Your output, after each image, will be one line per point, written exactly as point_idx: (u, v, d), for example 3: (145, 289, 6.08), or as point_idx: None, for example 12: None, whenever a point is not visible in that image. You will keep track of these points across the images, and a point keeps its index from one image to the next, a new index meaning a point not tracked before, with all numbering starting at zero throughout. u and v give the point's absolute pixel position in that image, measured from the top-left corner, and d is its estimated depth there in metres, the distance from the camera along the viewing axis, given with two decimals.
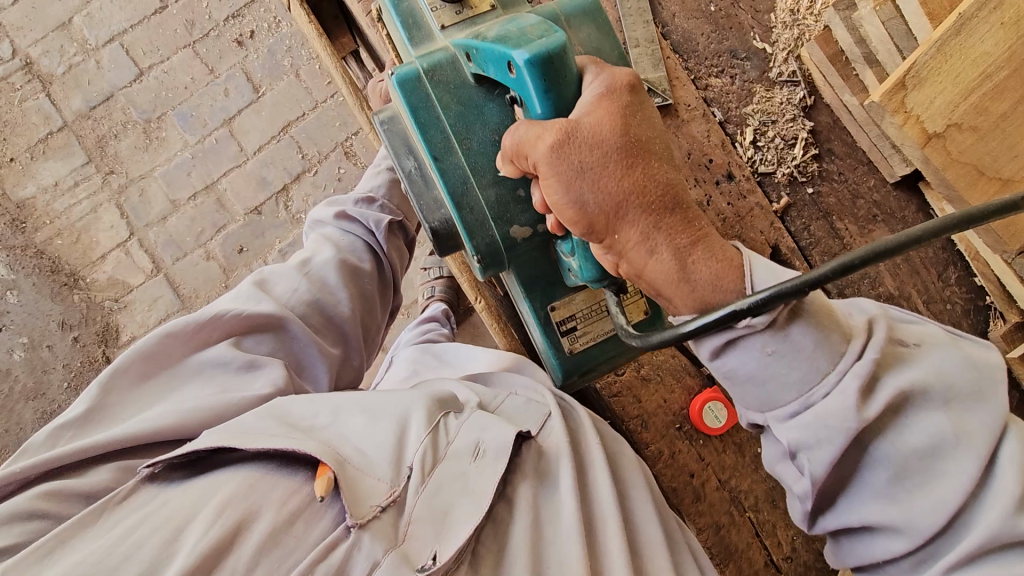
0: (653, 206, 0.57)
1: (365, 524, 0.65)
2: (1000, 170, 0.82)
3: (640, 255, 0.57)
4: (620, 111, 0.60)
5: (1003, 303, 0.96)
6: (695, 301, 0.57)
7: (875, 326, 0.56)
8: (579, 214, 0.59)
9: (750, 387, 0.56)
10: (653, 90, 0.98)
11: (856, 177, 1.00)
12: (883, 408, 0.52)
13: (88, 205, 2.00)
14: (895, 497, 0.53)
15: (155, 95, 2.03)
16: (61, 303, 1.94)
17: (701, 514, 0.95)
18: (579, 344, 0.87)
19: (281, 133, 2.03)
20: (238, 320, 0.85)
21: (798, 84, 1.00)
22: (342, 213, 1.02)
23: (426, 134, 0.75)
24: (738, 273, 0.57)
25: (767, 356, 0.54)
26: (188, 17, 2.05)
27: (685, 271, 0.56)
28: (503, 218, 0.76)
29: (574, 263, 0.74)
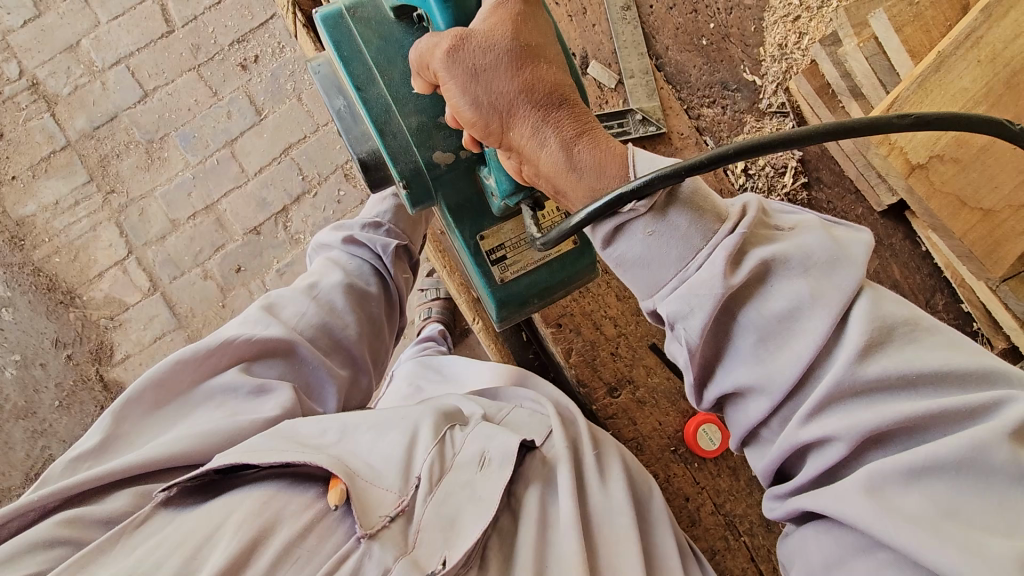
0: (540, 101, 0.58)
1: (374, 534, 0.65)
2: (981, 201, 0.85)
3: (532, 150, 0.58)
4: (514, 17, 0.59)
5: (989, 329, 0.98)
6: (588, 193, 0.57)
7: (749, 206, 0.56)
8: (477, 113, 0.58)
9: (638, 270, 0.56)
10: (648, 119, 1.01)
11: (844, 206, 1.03)
12: (747, 275, 0.52)
13: (87, 224, 2.01)
14: (761, 358, 0.53)
15: (158, 117, 2.06)
16: (56, 321, 1.94)
17: (697, 538, 0.96)
18: (510, 273, 0.84)
19: (282, 155, 2.06)
20: (248, 344, 0.85)
21: (787, 116, 1.04)
22: (349, 238, 1.03)
23: (348, 66, 0.76)
24: (622, 161, 0.57)
25: (648, 238, 0.55)
26: (193, 41, 2.09)
27: (571, 161, 0.57)
28: (426, 145, 0.75)
29: (492, 181, 0.74)
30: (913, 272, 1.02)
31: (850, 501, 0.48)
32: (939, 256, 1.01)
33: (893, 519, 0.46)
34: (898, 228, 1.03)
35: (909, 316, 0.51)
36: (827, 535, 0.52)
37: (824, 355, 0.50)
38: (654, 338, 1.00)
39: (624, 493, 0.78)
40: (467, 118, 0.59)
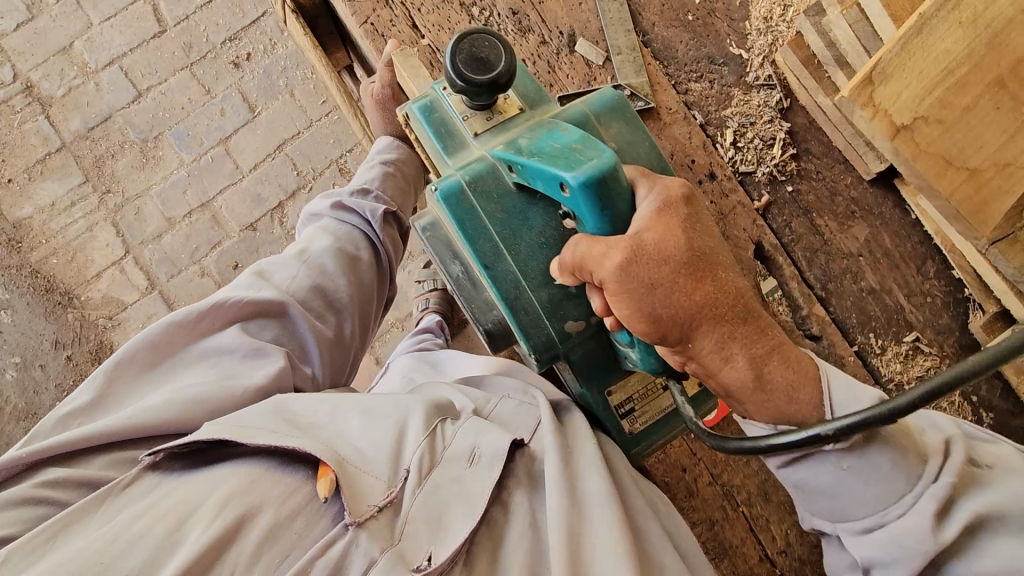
0: (724, 318, 0.60)
1: (362, 522, 0.66)
2: (966, 160, 0.86)
3: (713, 361, 0.61)
4: (681, 225, 0.63)
5: (980, 294, 0.99)
6: (773, 411, 0.62)
7: (953, 446, 0.60)
8: (654, 325, 0.61)
9: (827, 498, 0.62)
10: (636, 94, 1.02)
11: (833, 176, 1.04)
12: (959, 530, 0.56)
13: (84, 224, 2.02)
14: (938, 562, 0.58)
15: (152, 116, 2.07)
16: (54, 322, 1.94)
17: (695, 509, 0.96)
18: (638, 423, 0.87)
19: (276, 151, 2.06)
20: (240, 306, 0.85)
21: (775, 88, 1.05)
22: (339, 204, 1.02)
23: (474, 242, 0.75)
24: (816, 384, 0.63)
25: (842, 470, 0.60)
26: (185, 40, 2.10)
27: (760, 380, 0.61)
28: (558, 315, 0.75)
29: (633, 354, 0.74)
30: (905, 240, 1.02)
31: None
32: (929, 222, 1.01)
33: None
34: (889, 196, 1.04)
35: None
36: None
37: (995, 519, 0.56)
38: None
39: (605, 484, 0.75)
40: (641, 329, 0.61)
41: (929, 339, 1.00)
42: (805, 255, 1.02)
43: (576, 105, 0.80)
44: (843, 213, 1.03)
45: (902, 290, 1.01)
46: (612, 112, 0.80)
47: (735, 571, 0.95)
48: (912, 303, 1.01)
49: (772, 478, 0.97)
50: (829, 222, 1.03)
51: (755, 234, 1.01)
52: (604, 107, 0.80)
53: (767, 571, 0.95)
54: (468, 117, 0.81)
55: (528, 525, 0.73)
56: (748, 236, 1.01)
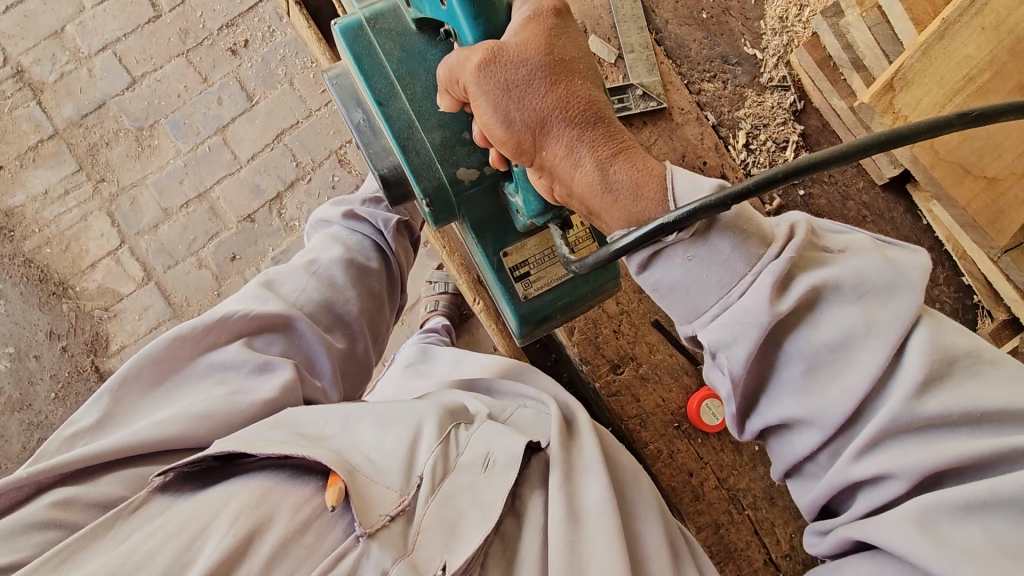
0: (576, 118, 0.57)
1: (373, 533, 0.64)
2: (985, 168, 0.85)
3: (565, 168, 0.58)
4: (546, 32, 0.59)
5: (990, 301, 0.99)
6: (625, 215, 0.56)
7: (798, 227, 0.55)
8: (506, 132, 0.59)
9: (675, 295, 0.56)
10: (648, 94, 1.00)
11: (845, 179, 1.03)
12: (796, 302, 0.52)
13: (78, 213, 1.98)
14: (809, 391, 0.53)
15: (147, 103, 2.03)
16: (49, 313, 1.91)
17: (701, 513, 0.96)
18: (535, 290, 0.83)
19: (274, 141, 2.03)
20: (246, 321, 0.84)
21: (789, 89, 1.03)
22: (350, 213, 1.02)
23: (370, 81, 0.78)
24: (661, 182, 0.56)
25: (688, 262, 0.55)
26: (181, 25, 2.06)
27: (606, 181, 0.56)
28: (450, 161, 0.77)
29: (520, 200, 0.75)
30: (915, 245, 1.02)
31: (906, 537, 0.48)
32: (940, 227, 1.01)
33: (947, 556, 0.46)
34: (900, 201, 1.03)
35: (968, 348, 0.52)
36: (801, 443, 0.55)
37: (858, 346, 0.51)
38: (656, 315, 1.00)
39: (606, 492, 0.75)
40: (497, 136, 0.59)
41: None
42: None
43: None
44: (854, 217, 1.02)
45: None
46: None
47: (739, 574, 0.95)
48: None
49: (779, 482, 0.97)
50: None
51: None
52: None
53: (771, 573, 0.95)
54: None
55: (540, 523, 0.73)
56: None
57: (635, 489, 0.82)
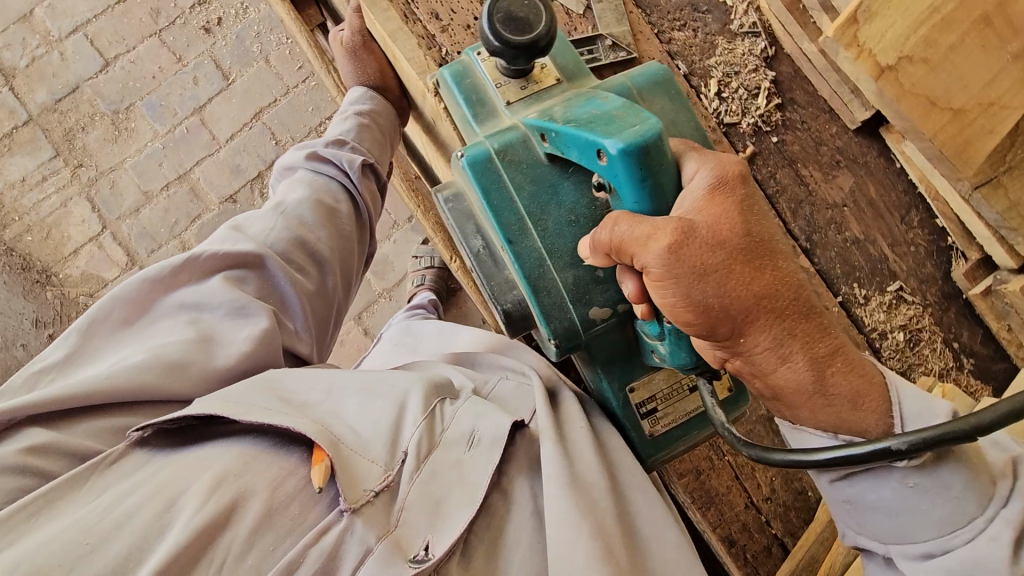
0: (782, 314, 0.61)
1: (357, 509, 0.66)
2: (951, 100, 0.85)
3: (770, 360, 0.62)
4: (740, 209, 0.63)
5: (963, 242, 1.02)
6: (835, 417, 0.63)
7: (1019, 464, 0.62)
8: (702, 318, 0.61)
9: (879, 514, 0.63)
10: (618, 44, 0.99)
11: (818, 126, 1.04)
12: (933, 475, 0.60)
13: (58, 200, 1.96)
14: (907, 509, 0.61)
15: (122, 86, 2.00)
16: (33, 301, 1.90)
17: (682, 460, 0.97)
18: (660, 426, 0.84)
19: (253, 120, 2.01)
20: (216, 260, 0.83)
21: (759, 35, 1.04)
22: (314, 154, 0.99)
23: (500, 218, 0.74)
24: (881, 391, 0.64)
25: (907, 487, 0.61)
26: (153, 5, 2.03)
27: (822, 385, 0.62)
28: (581, 300, 0.74)
29: (662, 349, 0.73)
30: (889, 189, 1.04)
31: (913, 535, 0.62)
32: (912, 169, 1.03)
33: (946, 531, 0.60)
34: (873, 145, 1.04)
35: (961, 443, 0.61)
36: (875, 490, 0.63)
37: (937, 530, 0.60)
38: None
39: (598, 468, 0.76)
40: (689, 321, 0.61)
41: (912, 288, 1.03)
42: (790, 207, 1.03)
43: (618, 79, 0.81)
44: (828, 162, 1.03)
45: (886, 240, 1.04)
46: (656, 86, 0.80)
47: (721, 519, 0.96)
48: (896, 252, 1.04)
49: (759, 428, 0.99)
50: (814, 173, 1.03)
51: None
52: (647, 81, 0.80)
53: (753, 516, 0.97)
54: (501, 86, 0.81)
55: (529, 506, 0.76)
56: None
57: (621, 454, 0.81)
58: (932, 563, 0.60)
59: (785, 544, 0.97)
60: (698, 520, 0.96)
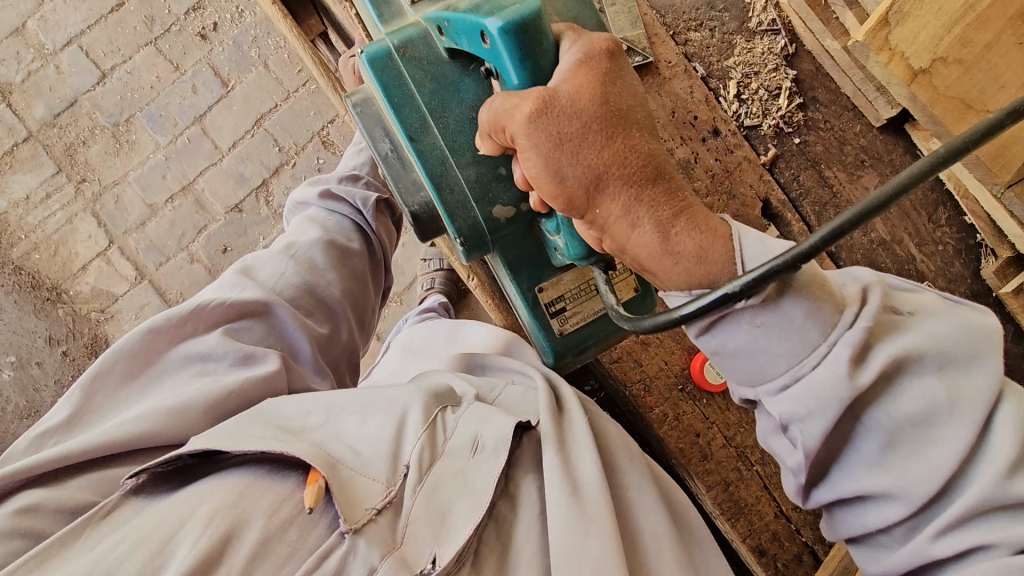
0: (633, 176, 0.54)
1: (359, 529, 0.61)
2: (988, 101, 0.81)
3: (622, 228, 0.55)
4: (601, 80, 0.57)
5: (993, 240, 1.00)
6: (684, 278, 0.54)
7: (870, 292, 0.53)
8: (559, 186, 0.55)
9: (740, 360, 0.55)
10: (634, 48, 0.96)
11: (842, 124, 1.00)
12: (876, 374, 0.50)
13: (63, 217, 1.95)
14: (773, 345, 0.52)
15: (120, 97, 1.97)
16: (46, 319, 1.90)
17: (710, 472, 0.96)
18: (569, 325, 0.83)
19: (254, 127, 1.98)
20: (223, 309, 0.84)
21: (779, 32, 1.01)
22: (326, 191, 1.03)
23: (400, 114, 0.73)
24: (725, 243, 0.54)
25: (755, 328, 0.53)
26: (147, 13, 1.99)
27: (667, 243, 0.54)
28: (486, 200, 0.72)
29: (560, 241, 0.70)
30: (915, 187, 1.02)
31: (777, 367, 0.53)
32: None
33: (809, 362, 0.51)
34: (899, 142, 1.00)
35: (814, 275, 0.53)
36: (744, 338, 0.53)
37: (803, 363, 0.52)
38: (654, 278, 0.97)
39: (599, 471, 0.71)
40: (548, 191, 0.56)
41: (940, 288, 1.02)
42: (815, 210, 0.99)
43: None
44: (853, 162, 1.00)
45: (913, 239, 1.02)
46: None
47: (751, 528, 0.95)
48: (923, 252, 1.02)
49: None
50: (838, 174, 1.00)
51: (762, 190, 0.97)
52: None
53: (783, 526, 0.95)
54: None
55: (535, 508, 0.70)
56: (755, 192, 0.97)
57: (624, 455, 0.77)
58: (789, 397, 0.53)
59: (817, 552, 0.95)
60: (727, 529, 0.95)
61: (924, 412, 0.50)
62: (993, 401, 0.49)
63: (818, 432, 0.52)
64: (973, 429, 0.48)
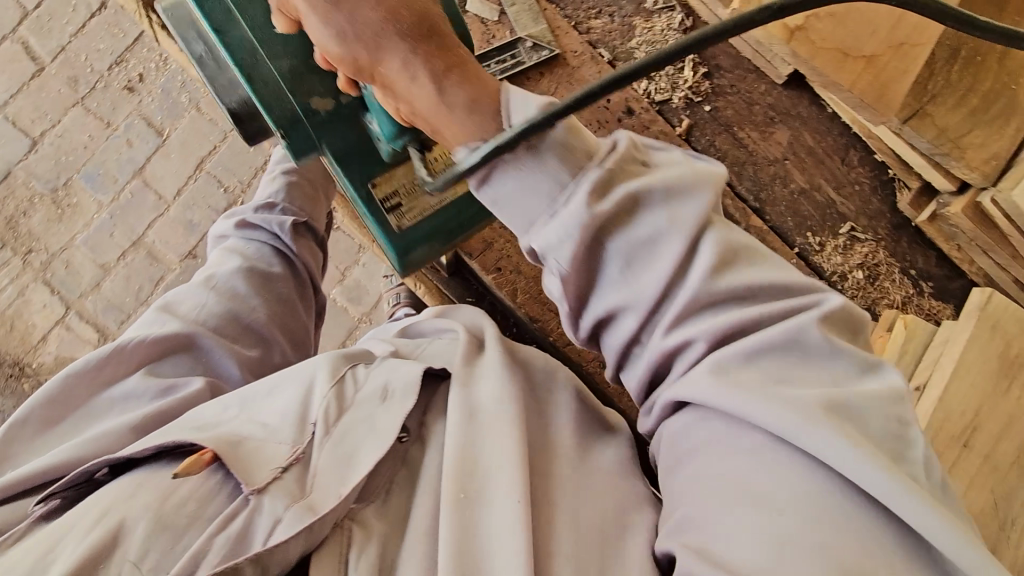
0: (415, 33, 0.57)
1: (263, 489, 0.63)
2: (863, 49, 0.95)
3: (404, 85, 0.58)
4: None
5: (903, 172, 1.06)
6: (465, 129, 0.58)
7: (620, 141, 0.59)
8: (342, 47, 0.57)
9: (509, 208, 0.59)
10: (540, 44, 1.00)
11: (747, 86, 1.07)
12: (616, 204, 0.56)
13: (14, 290, 1.92)
14: (546, 191, 0.57)
15: (55, 163, 1.96)
16: (12, 396, 1.86)
17: None
18: (407, 220, 0.84)
19: (196, 171, 1.97)
20: (144, 346, 0.87)
21: (675, 9, 1.05)
22: (243, 222, 1.06)
23: (205, 9, 0.73)
24: (494, 96, 0.58)
25: (521, 174, 0.57)
26: (69, 74, 1.97)
27: (440, 93, 0.57)
28: (300, 90, 0.75)
29: (377, 124, 0.75)
30: (825, 134, 1.08)
31: (539, 207, 0.57)
32: (843, 112, 1.07)
33: (567, 199, 0.56)
34: (803, 95, 1.08)
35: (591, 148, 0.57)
36: (521, 184, 0.57)
37: (557, 201, 0.57)
38: None
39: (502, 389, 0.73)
40: (333, 53, 0.57)
41: (863, 226, 1.08)
42: (734, 170, 1.07)
43: None
44: (762, 120, 1.07)
45: (830, 183, 1.08)
46: None
47: None
48: (841, 194, 1.08)
49: None
50: (750, 133, 1.07)
51: None
52: None
53: None
54: None
55: None
56: None
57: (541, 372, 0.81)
58: (553, 227, 0.56)
59: None
60: None
61: (652, 235, 0.57)
62: (701, 223, 0.57)
63: (568, 254, 0.57)
64: (685, 242, 0.56)
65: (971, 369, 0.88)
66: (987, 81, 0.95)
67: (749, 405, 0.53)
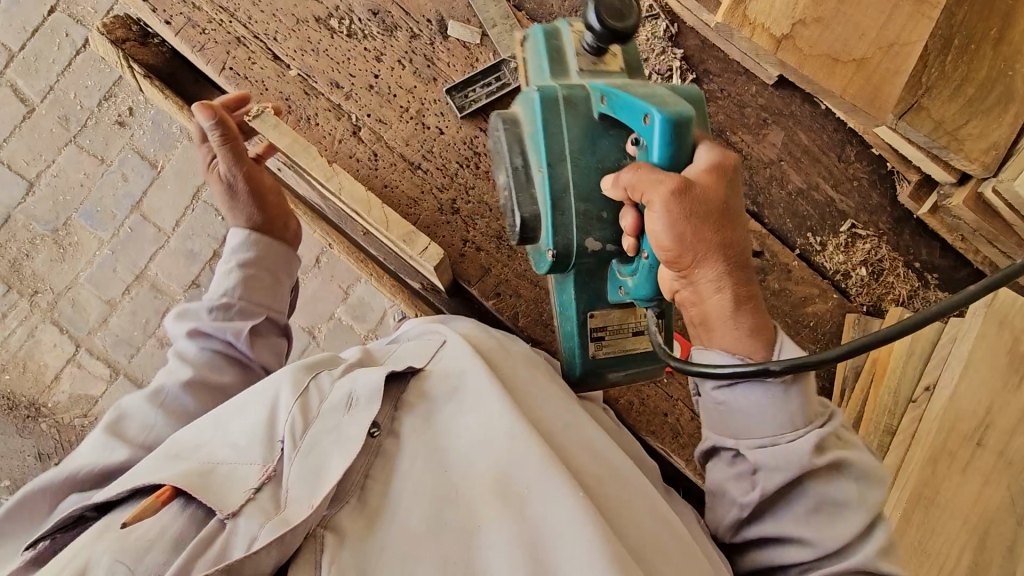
0: (733, 259, 0.65)
1: (236, 511, 0.57)
2: (852, 51, 0.79)
3: (708, 289, 0.65)
4: (724, 176, 0.65)
5: (901, 165, 1.04)
6: (730, 344, 0.66)
7: (835, 418, 0.64)
8: (674, 242, 0.63)
9: (731, 415, 0.66)
10: None
11: (738, 89, 1.05)
12: (768, 394, 0.63)
13: (24, 332, 1.94)
14: (770, 399, 0.63)
15: (53, 203, 1.97)
16: (30, 436, 1.88)
17: (685, 446, 0.99)
18: (604, 350, 0.83)
19: (193, 201, 1.98)
20: (92, 479, 0.69)
21: (659, 16, 1.04)
22: (195, 329, 0.83)
23: (545, 142, 0.73)
24: (766, 348, 0.66)
25: (767, 396, 0.63)
26: (59, 112, 1.97)
27: (734, 314, 0.65)
28: (585, 229, 0.74)
29: (629, 281, 0.74)
30: (820, 132, 1.07)
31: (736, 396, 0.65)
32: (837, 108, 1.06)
33: (748, 396, 0.64)
34: (794, 94, 1.06)
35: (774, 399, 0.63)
36: (748, 395, 0.64)
37: (734, 396, 0.65)
38: None
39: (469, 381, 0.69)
40: (663, 242, 0.63)
41: (864, 222, 1.07)
42: None
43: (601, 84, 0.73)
44: (755, 122, 1.05)
45: (828, 181, 1.07)
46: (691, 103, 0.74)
47: None
48: (840, 191, 1.07)
49: None
50: (744, 137, 1.05)
51: None
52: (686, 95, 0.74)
53: None
54: (580, 54, 0.78)
55: None
56: None
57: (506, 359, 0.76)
58: (733, 397, 0.65)
59: None
60: None
61: (792, 468, 0.62)
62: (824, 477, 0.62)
63: (750, 421, 0.64)
64: (809, 446, 0.62)
65: (982, 362, 0.87)
66: (983, 69, 0.95)
67: (816, 527, 0.62)
